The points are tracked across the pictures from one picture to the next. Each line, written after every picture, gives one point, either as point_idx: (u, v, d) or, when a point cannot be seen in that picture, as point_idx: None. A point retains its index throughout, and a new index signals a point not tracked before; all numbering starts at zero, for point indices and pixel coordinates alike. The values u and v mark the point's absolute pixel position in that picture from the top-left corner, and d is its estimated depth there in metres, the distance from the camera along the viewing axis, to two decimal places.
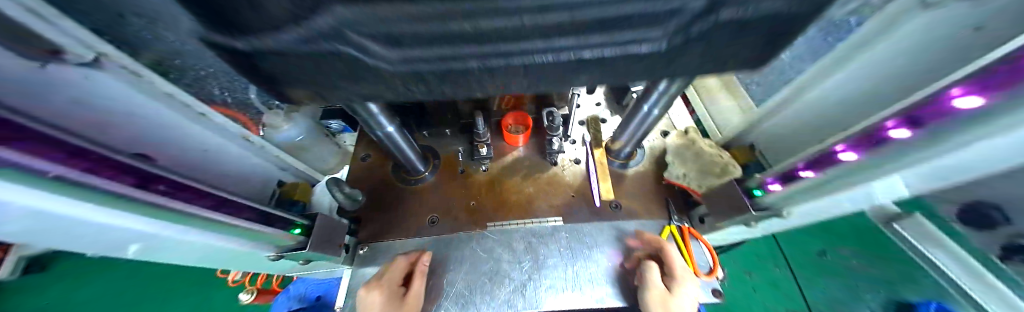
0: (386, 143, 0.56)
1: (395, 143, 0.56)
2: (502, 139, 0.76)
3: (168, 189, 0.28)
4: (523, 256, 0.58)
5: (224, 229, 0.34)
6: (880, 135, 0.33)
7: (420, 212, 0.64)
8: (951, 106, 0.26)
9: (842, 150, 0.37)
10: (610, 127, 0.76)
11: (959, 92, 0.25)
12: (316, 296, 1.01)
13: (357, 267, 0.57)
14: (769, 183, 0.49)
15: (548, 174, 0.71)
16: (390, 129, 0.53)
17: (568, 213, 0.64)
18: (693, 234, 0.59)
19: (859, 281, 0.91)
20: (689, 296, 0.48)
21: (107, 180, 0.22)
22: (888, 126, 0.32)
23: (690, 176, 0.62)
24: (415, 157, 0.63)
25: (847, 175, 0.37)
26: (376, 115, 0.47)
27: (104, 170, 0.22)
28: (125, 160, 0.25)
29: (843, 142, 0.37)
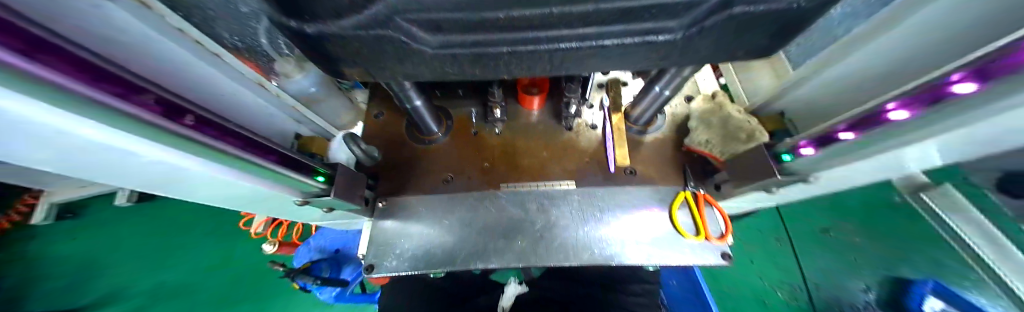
0: (399, 99, 0.55)
1: (409, 99, 0.55)
2: (517, 102, 0.73)
3: (205, 125, 0.28)
4: (535, 216, 0.59)
5: (256, 169, 0.35)
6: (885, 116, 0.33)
7: (434, 170, 0.65)
8: (954, 89, 0.26)
9: (891, 109, 0.32)
10: (631, 92, 0.71)
11: (961, 77, 0.26)
12: (335, 248, 1.09)
13: (376, 219, 0.60)
14: (800, 147, 0.44)
15: (562, 139, 0.69)
16: (418, 104, 0.57)
17: (581, 177, 0.64)
18: (709, 201, 0.58)
19: (859, 258, 0.97)
20: None
21: (143, 109, 0.22)
22: (892, 108, 0.32)
23: (713, 142, 0.59)
24: (428, 116, 0.61)
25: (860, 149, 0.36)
26: (414, 99, 0.55)
27: (132, 95, 0.22)
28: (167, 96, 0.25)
29: (900, 99, 0.31)
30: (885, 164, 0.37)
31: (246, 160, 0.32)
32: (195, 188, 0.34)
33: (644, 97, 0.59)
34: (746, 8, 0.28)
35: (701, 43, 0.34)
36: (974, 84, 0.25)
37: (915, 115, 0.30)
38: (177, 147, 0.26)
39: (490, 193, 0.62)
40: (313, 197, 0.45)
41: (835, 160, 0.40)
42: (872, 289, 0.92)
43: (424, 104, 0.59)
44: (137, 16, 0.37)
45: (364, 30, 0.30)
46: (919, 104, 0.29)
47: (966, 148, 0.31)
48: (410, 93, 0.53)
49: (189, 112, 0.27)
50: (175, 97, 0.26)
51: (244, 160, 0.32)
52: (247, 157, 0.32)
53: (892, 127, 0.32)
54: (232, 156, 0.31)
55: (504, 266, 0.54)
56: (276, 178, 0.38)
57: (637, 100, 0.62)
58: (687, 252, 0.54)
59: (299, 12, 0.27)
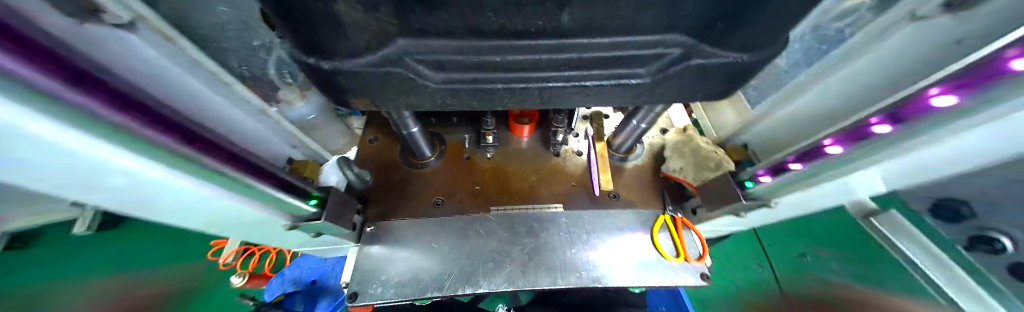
0: (398, 126, 0.58)
1: (407, 126, 0.58)
2: (508, 130, 0.78)
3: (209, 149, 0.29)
4: (525, 239, 0.60)
5: (256, 192, 0.35)
6: (821, 151, 0.40)
7: (426, 193, 0.66)
8: (871, 130, 0.33)
9: (827, 145, 0.39)
10: (612, 123, 0.79)
11: (876, 120, 0.33)
12: (310, 280, 1.01)
13: (364, 244, 0.58)
14: (759, 175, 0.51)
15: (551, 165, 0.73)
16: (415, 130, 0.60)
17: (569, 201, 0.67)
18: (685, 224, 0.62)
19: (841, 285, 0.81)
20: None
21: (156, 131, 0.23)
22: (827, 144, 0.39)
23: (686, 170, 0.65)
24: (423, 142, 0.64)
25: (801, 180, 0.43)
26: (411, 126, 0.58)
27: (152, 121, 0.24)
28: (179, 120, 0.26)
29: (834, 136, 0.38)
30: (831, 192, 0.43)
31: (241, 181, 0.33)
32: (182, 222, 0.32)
33: (624, 129, 0.66)
34: (701, 60, 0.35)
35: (666, 86, 0.41)
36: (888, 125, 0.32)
37: (845, 149, 0.37)
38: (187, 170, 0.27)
39: (480, 217, 0.63)
40: (302, 221, 0.44)
41: (786, 186, 0.46)
42: None
43: (421, 130, 0.62)
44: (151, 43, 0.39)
45: (376, 68, 0.34)
46: (849, 140, 0.36)
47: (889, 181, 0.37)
48: (408, 120, 0.57)
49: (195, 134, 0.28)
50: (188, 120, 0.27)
51: (238, 181, 0.32)
52: (242, 177, 0.33)
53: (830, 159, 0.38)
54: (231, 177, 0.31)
55: (493, 290, 0.54)
56: (274, 201, 0.39)
57: (618, 131, 0.68)
58: (670, 273, 0.57)
59: (320, 53, 0.31)
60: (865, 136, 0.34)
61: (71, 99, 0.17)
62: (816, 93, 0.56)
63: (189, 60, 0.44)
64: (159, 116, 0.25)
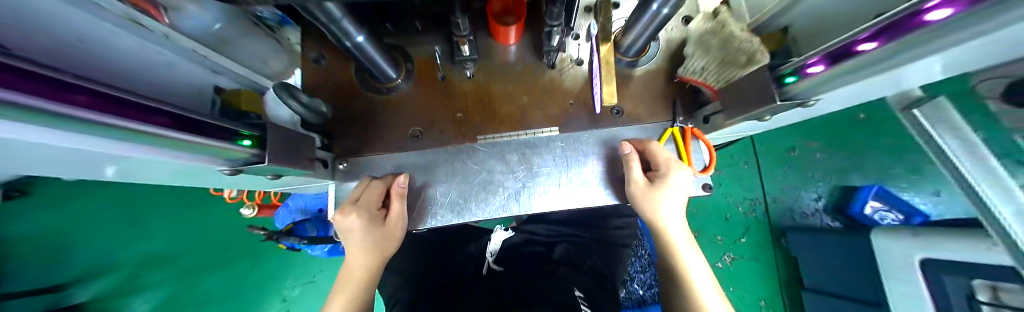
0: (336, 36, 0.43)
1: (347, 34, 0.43)
2: (489, 35, 0.61)
3: None
4: (517, 167, 0.55)
5: (176, 144, 0.28)
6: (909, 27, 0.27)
7: (399, 124, 0.57)
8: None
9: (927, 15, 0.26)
10: (623, 15, 0.61)
11: None
12: (316, 209, 1.06)
13: (341, 181, 0.54)
14: (807, 67, 0.37)
15: (544, 79, 0.61)
16: (362, 40, 0.45)
17: (566, 122, 0.58)
18: (695, 135, 0.54)
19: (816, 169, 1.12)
20: (683, 189, 0.48)
21: (51, 99, 0.16)
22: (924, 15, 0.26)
23: (708, 70, 0.53)
24: (379, 58, 0.50)
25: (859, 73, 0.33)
26: (353, 34, 0.43)
27: None
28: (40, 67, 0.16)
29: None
30: (891, 82, 0.34)
31: (151, 133, 0.24)
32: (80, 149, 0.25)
33: (636, 24, 0.50)
34: None
35: None
36: None
37: (952, 16, 0.21)
38: (64, 127, 0.19)
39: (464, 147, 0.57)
40: (244, 165, 0.37)
41: (846, 77, 0.34)
42: (823, 198, 1.10)
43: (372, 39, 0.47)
44: None
45: None
46: None
47: (993, 56, 0.27)
48: (345, 25, 0.41)
49: None
50: None
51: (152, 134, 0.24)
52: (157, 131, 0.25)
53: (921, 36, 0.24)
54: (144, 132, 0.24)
55: (486, 218, 0.53)
56: (207, 150, 0.31)
57: (629, 25, 0.52)
58: None
59: None
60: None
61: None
62: None
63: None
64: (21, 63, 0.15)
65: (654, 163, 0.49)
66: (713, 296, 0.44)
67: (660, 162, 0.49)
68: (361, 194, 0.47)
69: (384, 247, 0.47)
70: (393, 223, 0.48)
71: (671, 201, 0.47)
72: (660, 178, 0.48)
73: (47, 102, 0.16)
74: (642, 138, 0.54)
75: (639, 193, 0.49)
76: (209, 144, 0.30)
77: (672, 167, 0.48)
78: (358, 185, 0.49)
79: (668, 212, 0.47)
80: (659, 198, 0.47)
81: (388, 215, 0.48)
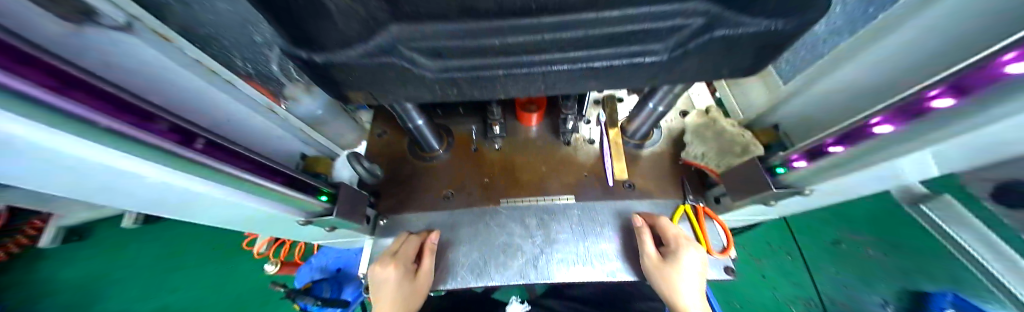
0: (403, 120, 0.57)
1: (411, 119, 0.57)
2: (515, 119, 0.76)
3: (204, 145, 0.28)
4: (535, 232, 0.59)
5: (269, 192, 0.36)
6: (867, 131, 0.33)
7: (435, 186, 0.66)
8: (930, 106, 0.27)
9: (873, 124, 0.33)
10: (627, 107, 0.74)
11: (936, 93, 0.26)
12: (335, 268, 1.08)
13: (378, 237, 0.60)
14: (793, 161, 0.43)
15: (561, 154, 0.70)
16: (420, 122, 0.59)
17: (582, 192, 0.64)
18: (709, 215, 0.57)
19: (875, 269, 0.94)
20: (696, 270, 0.49)
21: (159, 136, 0.23)
22: (874, 122, 0.32)
23: (708, 156, 0.59)
24: (429, 134, 0.63)
25: (837, 165, 0.38)
26: (415, 118, 0.57)
27: (152, 124, 0.23)
28: (171, 118, 0.25)
29: (880, 114, 0.32)
30: (875, 176, 0.38)
31: (246, 181, 0.33)
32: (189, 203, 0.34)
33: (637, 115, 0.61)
34: (726, 30, 0.30)
35: (686, 62, 0.36)
36: (952, 98, 0.25)
37: (896, 130, 0.30)
38: (183, 168, 0.27)
39: (487, 209, 0.62)
40: (313, 216, 0.46)
41: (830, 171, 0.39)
42: (891, 303, 0.89)
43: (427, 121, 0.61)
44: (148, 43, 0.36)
45: (371, 58, 0.32)
46: (899, 119, 0.30)
47: (950, 157, 0.31)
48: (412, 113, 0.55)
49: (189, 133, 0.27)
50: (177, 119, 0.26)
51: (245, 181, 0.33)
52: (248, 178, 0.33)
53: (878, 141, 0.32)
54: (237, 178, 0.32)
55: (504, 283, 0.54)
56: (288, 201, 0.40)
57: (632, 116, 0.63)
58: None
59: (315, 49, 0.30)
60: (918, 112, 0.28)
61: (77, 112, 0.18)
62: (852, 67, 0.47)
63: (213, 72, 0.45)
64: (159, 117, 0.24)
65: (666, 238, 0.52)
66: None
67: (670, 237, 0.52)
68: (399, 247, 0.55)
69: (407, 303, 0.52)
70: (422, 276, 0.53)
71: (688, 278, 0.48)
72: (672, 255, 0.50)
73: (153, 137, 0.23)
74: (650, 212, 0.59)
75: (657, 273, 0.49)
76: (290, 194, 0.39)
77: (683, 245, 0.50)
78: (394, 240, 0.58)
79: (689, 292, 0.47)
80: (676, 278, 0.47)
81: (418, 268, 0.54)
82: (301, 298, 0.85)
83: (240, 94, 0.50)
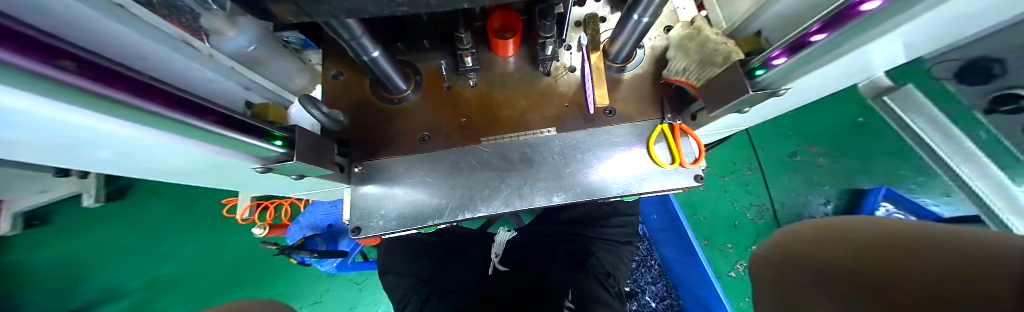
0: (354, 52, 0.50)
1: (364, 49, 0.48)
2: (489, 50, 0.68)
3: (125, 84, 0.23)
4: (518, 165, 0.59)
5: (218, 138, 0.32)
6: (847, 14, 0.31)
7: (408, 131, 0.62)
8: (863, 7, 0.29)
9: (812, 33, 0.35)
10: (609, 27, 0.67)
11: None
12: (326, 224, 1.10)
13: (356, 185, 0.58)
14: (771, 60, 0.41)
15: (540, 86, 0.66)
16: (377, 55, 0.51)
17: (563, 123, 0.63)
18: (685, 131, 0.58)
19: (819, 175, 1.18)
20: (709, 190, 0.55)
21: (76, 77, 0.19)
22: (812, 31, 0.35)
23: (690, 70, 0.55)
24: (391, 71, 0.56)
25: (806, 63, 0.37)
26: (371, 50, 0.49)
27: (54, 54, 0.18)
28: (75, 50, 0.20)
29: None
30: (846, 68, 0.38)
31: (182, 124, 0.28)
32: (122, 146, 0.29)
33: (618, 35, 0.57)
34: None
35: None
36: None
37: (879, 5, 0.28)
38: (101, 111, 0.23)
39: (466, 148, 0.60)
40: (275, 163, 0.42)
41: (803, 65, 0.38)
42: (831, 202, 1.16)
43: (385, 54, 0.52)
44: None
45: None
46: None
47: (928, 37, 0.31)
48: (365, 44, 0.47)
49: (112, 73, 0.22)
50: (83, 52, 0.21)
51: (172, 121, 0.27)
52: (181, 119, 0.27)
53: (856, 22, 0.30)
54: (167, 119, 0.26)
55: (492, 213, 0.56)
56: (241, 147, 0.36)
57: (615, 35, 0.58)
58: (662, 178, 0.58)
59: None
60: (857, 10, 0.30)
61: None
62: None
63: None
64: (41, 41, 0.18)
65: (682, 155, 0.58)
66: None
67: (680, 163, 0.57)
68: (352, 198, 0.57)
69: None
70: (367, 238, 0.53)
71: None
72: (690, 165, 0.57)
73: (56, 72, 0.18)
74: (674, 124, 0.58)
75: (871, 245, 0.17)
76: (246, 140, 0.35)
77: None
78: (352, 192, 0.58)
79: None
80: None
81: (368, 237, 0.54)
82: (297, 253, 0.88)
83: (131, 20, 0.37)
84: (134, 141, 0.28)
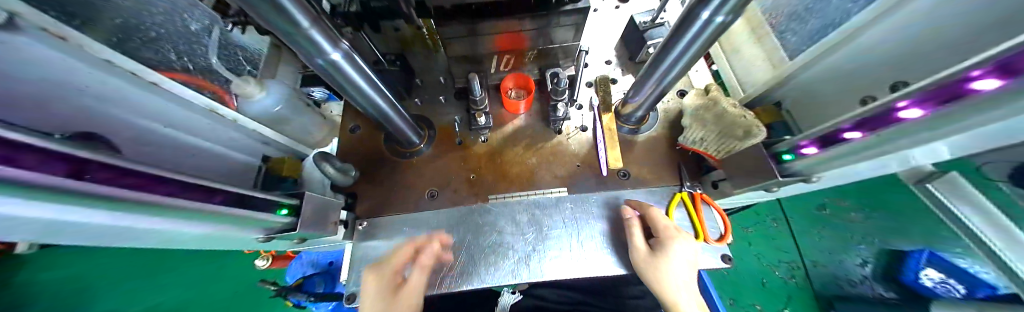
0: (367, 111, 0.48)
1: (319, 52, 0.30)
2: (502, 106, 0.71)
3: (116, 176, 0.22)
4: (527, 228, 0.55)
5: (222, 218, 0.32)
6: (890, 117, 0.29)
7: (416, 186, 0.61)
8: (901, 115, 0.28)
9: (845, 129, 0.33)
10: (621, 89, 0.69)
11: (905, 104, 0.28)
12: (327, 261, 1.06)
13: (358, 242, 0.56)
14: (800, 147, 0.39)
15: (551, 144, 0.66)
16: (337, 57, 0.33)
17: (575, 183, 0.61)
18: (706, 201, 0.54)
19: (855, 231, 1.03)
20: (688, 258, 0.46)
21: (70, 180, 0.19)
22: (844, 128, 0.33)
23: (707, 141, 0.53)
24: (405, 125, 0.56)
25: (840, 156, 0.35)
26: (327, 50, 0.31)
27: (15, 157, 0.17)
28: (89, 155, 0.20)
29: (910, 96, 0.27)
30: (886, 162, 0.35)
31: (185, 208, 0.28)
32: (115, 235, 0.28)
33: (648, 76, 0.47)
34: None
35: None
36: (921, 111, 0.26)
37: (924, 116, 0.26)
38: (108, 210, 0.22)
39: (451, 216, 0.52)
40: (278, 232, 0.41)
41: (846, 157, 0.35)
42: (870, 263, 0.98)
43: (349, 53, 0.34)
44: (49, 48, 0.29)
45: None
46: (933, 103, 0.25)
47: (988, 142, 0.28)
48: (318, 41, 0.29)
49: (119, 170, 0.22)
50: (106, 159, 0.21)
51: (169, 207, 0.26)
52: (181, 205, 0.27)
53: (903, 126, 0.28)
54: (163, 206, 0.25)
55: (495, 285, 0.50)
56: (249, 223, 0.35)
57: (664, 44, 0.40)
58: None
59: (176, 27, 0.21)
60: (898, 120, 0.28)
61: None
62: (885, 36, 0.40)
63: (113, 63, 0.35)
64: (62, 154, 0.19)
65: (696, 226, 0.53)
66: None
67: (660, 228, 0.49)
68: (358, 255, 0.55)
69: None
70: (407, 296, 0.45)
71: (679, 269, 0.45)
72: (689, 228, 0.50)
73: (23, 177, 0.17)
74: (694, 192, 0.55)
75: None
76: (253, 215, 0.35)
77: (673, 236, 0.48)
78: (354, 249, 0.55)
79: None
80: (662, 268, 0.45)
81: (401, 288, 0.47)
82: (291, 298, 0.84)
83: None
84: (139, 234, 0.27)
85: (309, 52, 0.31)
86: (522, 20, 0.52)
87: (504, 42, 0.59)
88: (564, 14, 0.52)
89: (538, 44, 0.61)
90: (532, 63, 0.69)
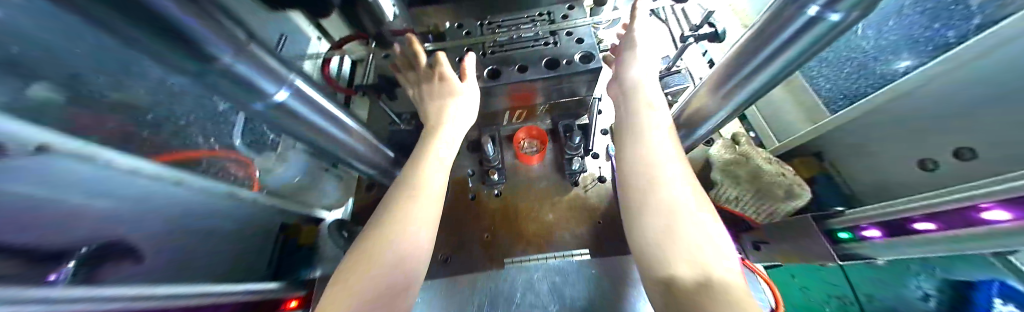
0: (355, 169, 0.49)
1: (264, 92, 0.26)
2: (516, 157, 0.69)
3: None
4: (547, 300, 0.49)
5: None
6: (977, 217, 0.25)
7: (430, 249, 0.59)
8: (987, 217, 0.24)
9: (915, 219, 0.30)
10: None
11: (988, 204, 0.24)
12: None
13: None
14: (863, 231, 0.35)
15: (570, 197, 0.62)
16: (285, 95, 0.28)
17: (597, 244, 0.56)
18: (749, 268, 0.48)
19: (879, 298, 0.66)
20: (672, 155, 0.40)
21: None
22: (914, 219, 0.30)
23: (744, 201, 0.50)
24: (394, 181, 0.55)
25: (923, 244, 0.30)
26: (270, 89, 0.27)
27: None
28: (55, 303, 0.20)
29: (993, 199, 0.23)
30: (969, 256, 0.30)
31: None
32: None
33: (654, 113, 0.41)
34: None
35: None
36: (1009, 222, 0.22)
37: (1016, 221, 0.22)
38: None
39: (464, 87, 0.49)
40: None
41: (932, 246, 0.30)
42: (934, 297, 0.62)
43: (302, 90, 0.30)
44: (77, 161, 0.30)
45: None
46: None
47: None
48: (255, 78, 0.25)
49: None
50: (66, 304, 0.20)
51: None
52: None
53: (990, 232, 0.24)
54: None
55: None
56: None
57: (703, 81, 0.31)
58: None
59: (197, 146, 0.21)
60: (984, 221, 0.24)
61: None
62: (940, 85, 0.33)
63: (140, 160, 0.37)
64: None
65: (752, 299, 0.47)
66: (698, 213, 0.34)
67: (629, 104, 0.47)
68: None
69: (386, 235, 0.37)
70: (400, 217, 0.39)
71: (660, 136, 0.42)
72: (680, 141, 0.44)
73: None
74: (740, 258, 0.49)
75: (727, 297, 0.27)
76: None
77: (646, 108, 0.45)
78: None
79: (682, 226, 0.33)
80: (658, 178, 0.37)
81: (395, 215, 0.39)
82: None
83: (197, 186, 0.42)
84: None
85: (281, 115, 0.30)
86: (535, 82, 0.51)
87: (516, 100, 0.59)
88: (574, 75, 0.51)
89: (550, 99, 0.60)
90: (545, 114, 0.69)
